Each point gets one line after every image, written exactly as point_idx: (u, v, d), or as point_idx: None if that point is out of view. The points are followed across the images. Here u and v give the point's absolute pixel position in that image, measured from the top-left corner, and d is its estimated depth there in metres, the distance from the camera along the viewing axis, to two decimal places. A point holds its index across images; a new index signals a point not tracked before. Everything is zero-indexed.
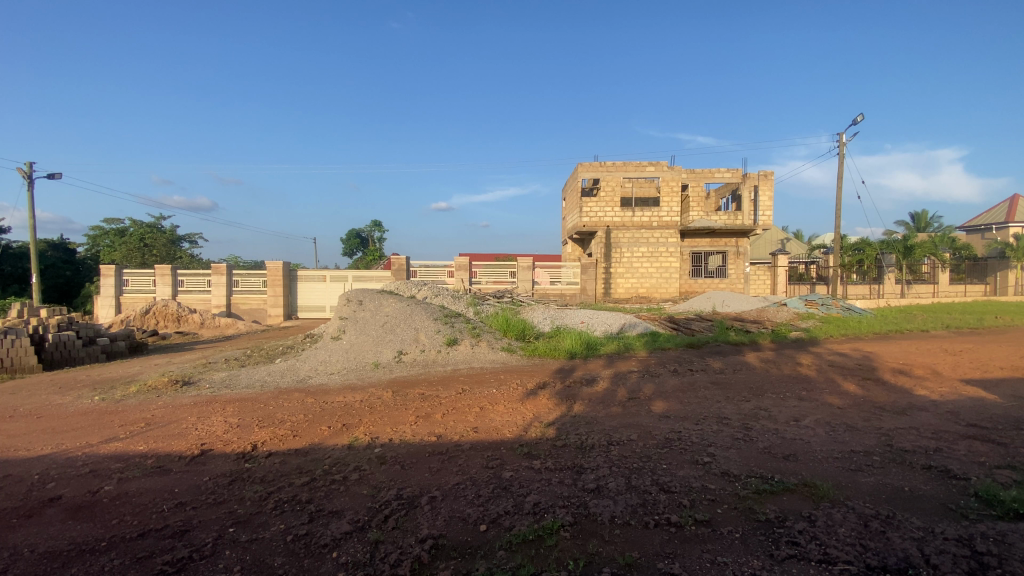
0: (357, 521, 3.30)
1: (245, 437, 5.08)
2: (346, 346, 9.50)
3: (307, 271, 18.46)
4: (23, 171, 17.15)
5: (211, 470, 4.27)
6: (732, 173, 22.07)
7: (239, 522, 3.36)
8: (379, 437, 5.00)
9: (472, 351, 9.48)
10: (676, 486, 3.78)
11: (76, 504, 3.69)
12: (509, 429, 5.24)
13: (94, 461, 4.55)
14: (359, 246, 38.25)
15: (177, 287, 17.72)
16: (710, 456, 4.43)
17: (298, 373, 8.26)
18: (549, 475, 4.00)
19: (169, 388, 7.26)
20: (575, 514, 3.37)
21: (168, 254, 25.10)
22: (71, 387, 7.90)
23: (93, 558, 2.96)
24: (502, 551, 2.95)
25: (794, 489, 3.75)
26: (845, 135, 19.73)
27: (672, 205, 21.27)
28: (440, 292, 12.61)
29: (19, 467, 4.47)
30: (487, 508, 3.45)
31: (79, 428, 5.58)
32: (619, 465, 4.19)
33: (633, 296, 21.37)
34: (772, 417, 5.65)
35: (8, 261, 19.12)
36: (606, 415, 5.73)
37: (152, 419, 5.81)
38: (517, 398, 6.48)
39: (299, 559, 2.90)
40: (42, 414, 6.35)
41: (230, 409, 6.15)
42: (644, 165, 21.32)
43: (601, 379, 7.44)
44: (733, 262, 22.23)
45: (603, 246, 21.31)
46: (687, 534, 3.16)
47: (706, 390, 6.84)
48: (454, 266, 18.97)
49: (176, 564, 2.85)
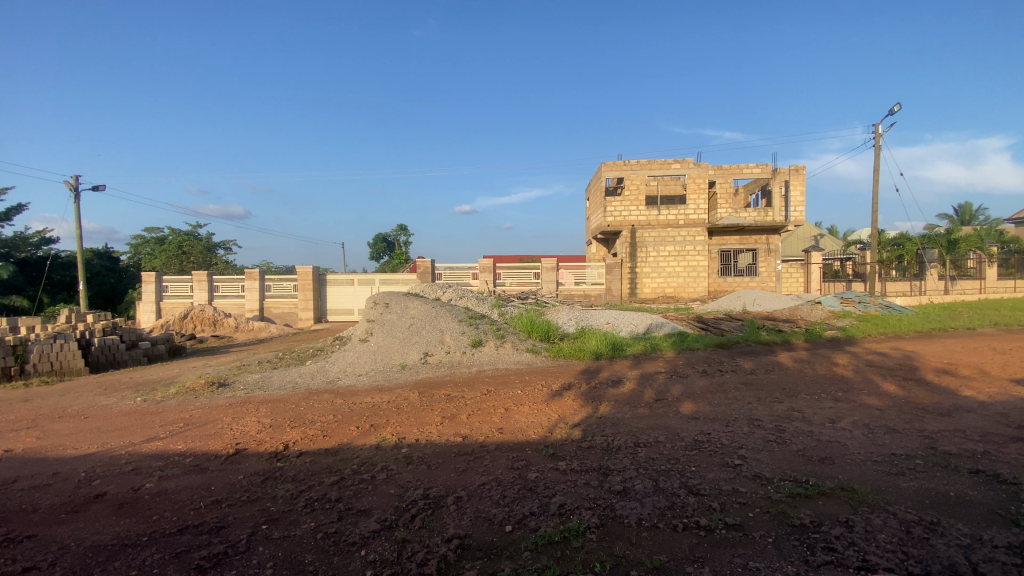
0: (385, 520, 3.35)
1: (276, 437, 5.22)
2: (374, 348, 9.67)
3: (336, 275, 18.91)
4: (69, 184, 17.80)
5: (246, 468, 4.41)
6: (762, 169, 21.54)
7: (272, 519, 3.45)
8: (406, 437, 5.07)
9: (496, 352, 9.53)
10: (705, 489, 3.71)
11: (119, 500, 3.86)
12: (534, 430, 5.24)
13: (136, 459, 4.75)
14: (386, 250, 38.72)
15: (213, 292, 18.36)
16: (742, 458, 4.32)
17: (328, 375, 8.45)
18: (575, 476, 3.97)
19: (206, 390, 7.52)
20: (601, 516, 3.34)
21: (204, 261, 26.03)
22: (116, 389, 8.27)
23: (135, 552, 3.09)
24: (527, 552, 2.95)
25: (830, 493, 3.63)
26: (880, 125, 19.13)
27: (700, 202, 20.89)
28: (464, 294, 12.69)
29: (68, 465, 4.70)
30: (512, 508, 3.45)
31: (123, 428, 5.84)
32: (647, 467, 4.13)
33: (660, 297, 21.07)
34: (807, 418, 5.47)
35: (56, 270, 19.94)
36: (633, 416, 5.67)
37: (189, 420, 6.03)
38: (542, 398, 6.49)
39: (328, 556, 2.96)
40: (89, 414, 6.67)
41: (262, 409, 6.33)
42: (670, 163, 21.01)
43: (628, 380, 7.38)
44: (764, 260, 21.66)
45: (628, 245, 20.95)
46: (717, 537, 3.09)
47: (737, 391, 6.68)
48: (478, 267, 19.07)
49: (213, 559, 2.95)
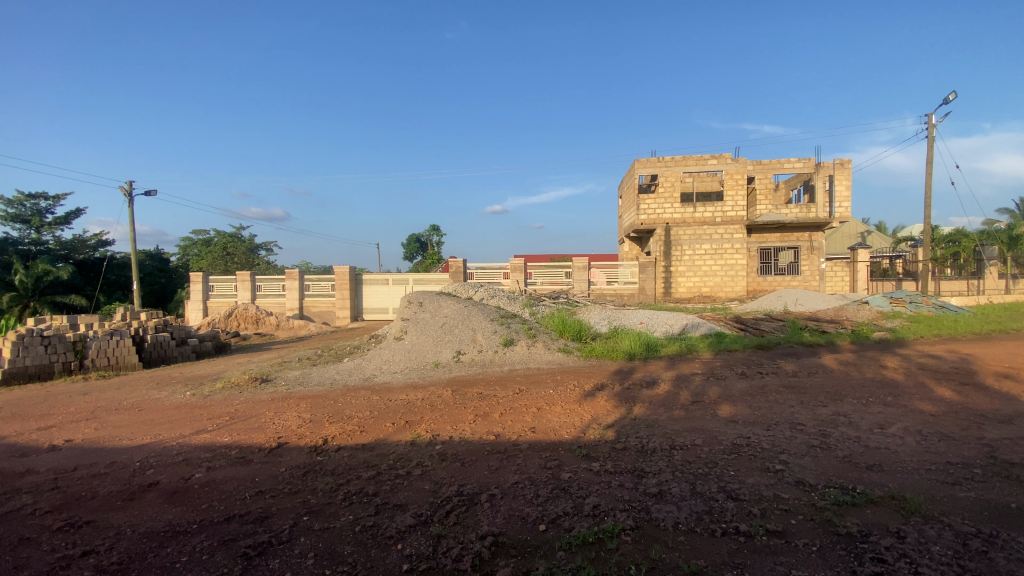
0: (420, 515, 3.40)
1: (316, 432, 5.38)
2: (408, 346, 9.83)
3: (372, 275, 19.34)
4: (124, 189, 18.85)
5: (288, 461, 4.57)
6: (804, 163, 20.77)
7: (312, 511, 3.55)
8: (440, 434, 5.14)
9: (528, 352, 9.53)
10: (745, 494, 3.60)
11: (171, 489, 4.07)
12: (567, 430, 5.20)
13: (186, 451, 4.99)
14: (420, 250, 39.30)
15: (256, 291, 19.06)
16: (783, 463, 4.17)
17: (365, 372, 8.65)
18: (609, 477, 3.93)
19: (249, 385, 7.82)
20: (636, 519, 3.29)
21: (247, 261, 27.09)
22: (167, 384, 8.70)
23: (185, 538, 3.24)
24: (561, 552, 2.94)
25: (878, 501, 3.47)
26: (933, 116, 18.19)
27: (737, 198, 20.32)
28: (495, 293, 12.74)
29: (124, 455, 4.99)
30: (546, 508, 3.45)
31: (173, 421, 6.14)
32: (683, 471, 4.05)
33: (696, 296, 20.60)
34: (853, 423, 5.24)
35: (112, 270, 21.18)
36: (669, 418, 5.56)
37: (234, 413, 6.29)
38: (575, 398, 6.45)
39: (366, 549, 3.03)
40: (143, 407, 7.06)
41: (302, 405, 6.55)
42: (706, 159, 20.52)
43: (663, 381, 7.23)
44: (806, 258, 20.86)
45: (662, 243, 20.55)
46: (758, 544, 2.99)
47: (778, 394, 6.46)
48: (510, 267, 19.11)
49: (259, 547, 3.07)
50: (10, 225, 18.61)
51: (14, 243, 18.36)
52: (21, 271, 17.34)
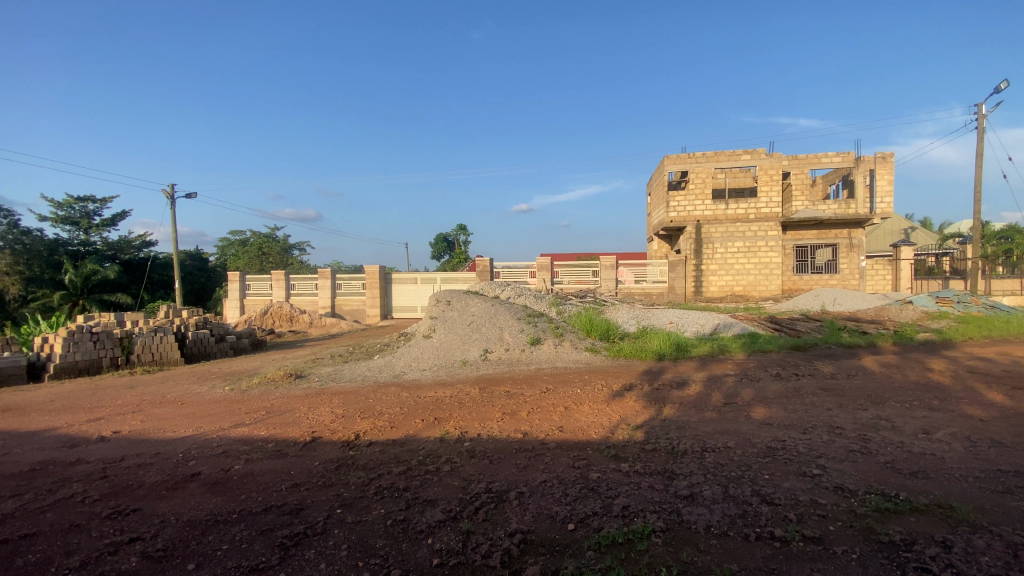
0: (450, 511, 3.44)
1: (348, 427, 5.50)
2: (436, 344, 9.95)
3: (401, 274, 19.64)
4: (167, 192, 19.68)
5: (322, 455, 4.69)
6: (843, 157, 20.02)
7: (345, 504, 3.64)
8: (468, 431, 5.18)
9: (555, 351, 9.49)
10: (781, 499, 3.50)
11: (212, 479, 4.23)
12: (595, 430, 5.17)
13: (225, 443, 5.18)
14: (447, 249, 39.66)
15: (290, 290, 19.59)
16: (821, 468, 4.04)
17: (394, 369, 8.80)
18: (638, 478, 3.89)
19: (284, 381, 8.06)
20: (666, 520, 3.25)
21: (281, 260, 27.91)
22: (207, 378, 9.06)
23: (226, 528, 3.37)
24: (590, 551, 2.92)
25: (923, 509, 3.32)
26: (983, 106, 17.29)
27: (772, 194, 19.75)
28: (522, 292, 12.77)
29: (168, 446, 5.22)
30: (575, 507, 3.44)
31: (213, 414, 6.39)
32: (715, 473, 3.96)
33: (728, 296, 20.13)
34: (896, 428, 5.03)
35: (155, 270, 22.17)
36: (700, 420, 5.45)
37: (270, 408, 6.50)
38: (603, 398, 6.40)
39: (397, 542, 3.08)
40: (185, 401, 7.37)
41: (335, 400, 6.71)
42: (739, 154, 20.02)
43: (694, 382, 7.08)
44: (845, 256, 20.13)
45: (692, 241, 20.15)
46: (794, 550, 2.91)
47: (815, 397, 6.25)
48: (536, 266, 19.09)
49: (295, 538, 3.17)
50: (61, 228, 19.70)
51: (65, 244, 19.37)
52: (71, 271, 18.25)
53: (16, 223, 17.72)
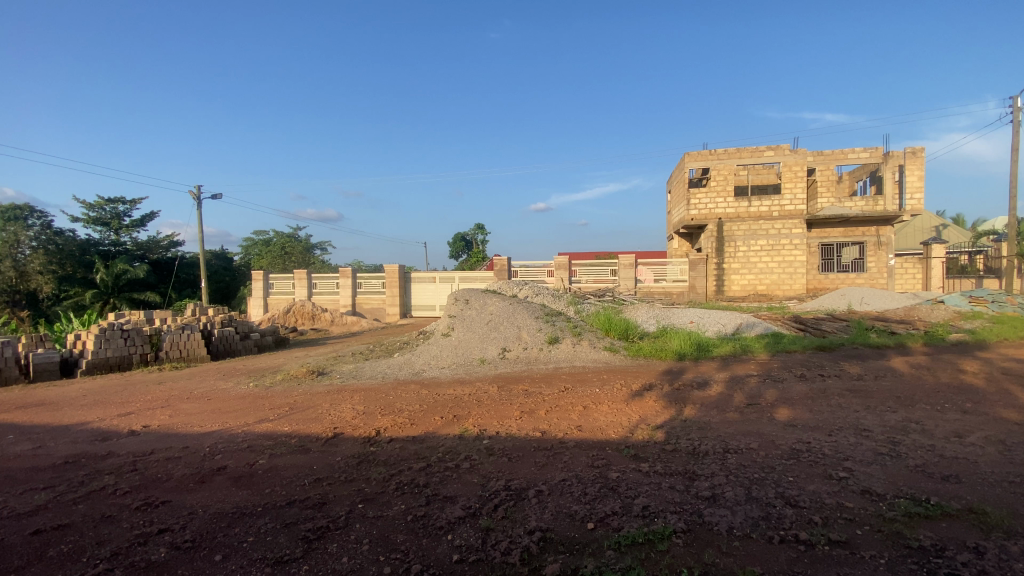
0: (469, 507, 3.46)
1: (369, 424, 5.57)
2: (455, 343, 10.00)
3: (420, 273, 19.80)
4: (194, 193, 20.19)
5: (343, 451, 4.77)
6: (870, 152, 19.49)
7: (367, 499, 3.69)
8: (487, 429, 5.20)
9: (573, 350, 9.46)
10: (805, 501, 3.43)
11: (238, 473, 4.33)
12: (615, 429, 5.13)
13: (250, 438, 5.30)
14: (465, 248, 39.83)
15: (312, 289, 19.92)
16: (847, 471, 3.94)
17: (414, 367, 8.87)
18: (659, 479, 3.85)
19: (306, 378, 8.21)
20: (688, 521, 3.21)
21: (303, 260, 28.39)
22: (233, 375, 9.28)
23: (252, 520, 3.45)
24: (610, 551, 2.91)
25: (955, 514, 3.21)
26: (1020, 98, 16.64)
27: (796, 191, 19.34)
28: (540, 291, 12.74)
29: (196, 441, 5.36)
30: (594, 506, 3.42)
31: (239, 410, 6.54)
32: (738, 475, 3.91)
33: (751, 295, 19.76)
34: (926, 431, 4.88)
35: (182, 269, 22.80)
36: (722, 420, 5.37)
37: (294, 404, 6.62)
38: (623, 398, 6.35)
39: (418, 538, 3.12)
40: (212, 396, 7.56)
41: (356, 397, 6.80)
42: (762, 150, 19.64)
43: (715, 382, 6.98)
44: (873, 254, 19.60)
45: (714, 239, 19.84)
46: (820, 554, 2.85)
47: (841, 398, 6.10)
48: (554, 265, 19.03)
49: (319, 531, 3.23)
50: (93, 229, 20.33)
51: (96, 244, 20.03)
52: (102, 270, 18.80)
53: (51, 224, 18.34)
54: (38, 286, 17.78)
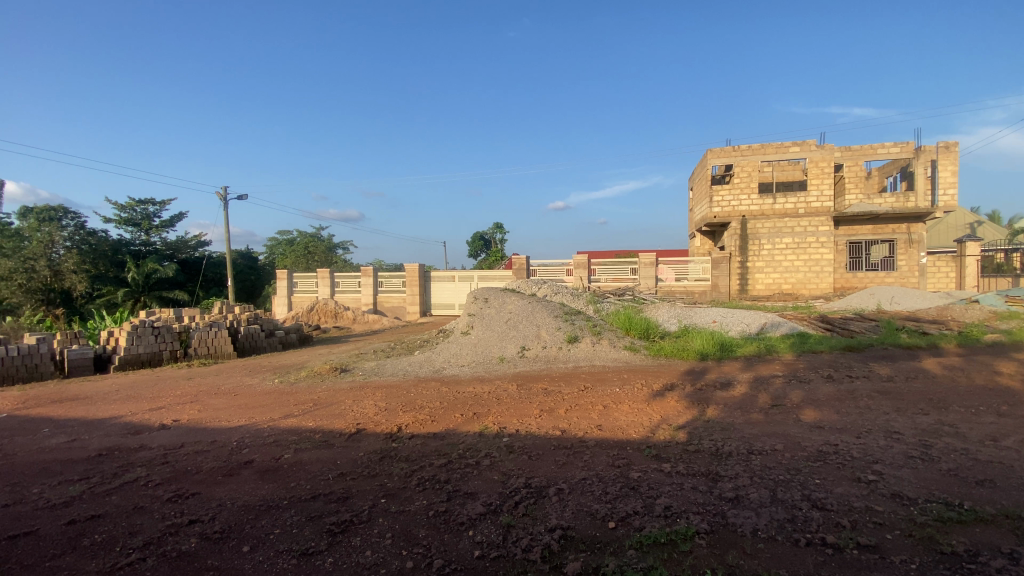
0: (490, 504, 3.48)
1: (390, 420, 5.64)
2: (474, 341, 10.05)
3: (439, 272, 19.94)
4: (221, 194, 20.75)
5: (366, 446, 4.84)
6: (901, 147, 18.93)
7: (389, 494, 3.74)
8: (507, 427, 5.21)
9: (593, 349, 9.41)
10: (833, 504, 3.36)
11: (264, 467, 4.44)
12: (636, 429, 5.09)
13: (276, 433, 5.41)
14: (483, 247, 39.96)
15: (334, 287, 20.22)
16: (876, 474, 3.84)
17: (434, 365, 8.95)
18: (681, 479, 3.81)
19: (330, 374, 8.36)
20: (711, 523, 3.17)
21: (326, 259, 28.86)
22: (259, 371, 9.50)
23: (278, 513, 3.53)
24: (632, 550, 2.89)
25: (990, 520, 3.10)
26: None
27: (823, 188, 18.89)
28: (559, 290, 12.72)
29: (223, 435, 5.50)
30: (615, 506, 3.40)
31: (264, 405, 6.69)
32: (762, 476, 3.84)
33: (776, 294, 19.36)
34: (960, 434, 4.71)
35: (209, 268, 23.42)
36: (746, 422, 5.27)
37: (317, 400, 6.75)
38: (643, 398, 6.29)
39: (440, 533, 3.14)
40: (239, 392, 7.76)
41: (378, 394, 6.89)
42: (787, 146, 19.24)
43: (739, 383, 6.86)
44: (903, 252, 19.04)
45: (737, 237, 19.51)
46: (848, 558, 2.78)
47: (870, 400, 5.94)
48: (573, 264, 18.95)
49: (342, 525, 3.28)
50: (124, 229, 21.01)
51: (128, 244, 20.69)
52: (133, 269, 19.53)
53: (84, 224, 18.88)
54: (72, 284, 18.28)
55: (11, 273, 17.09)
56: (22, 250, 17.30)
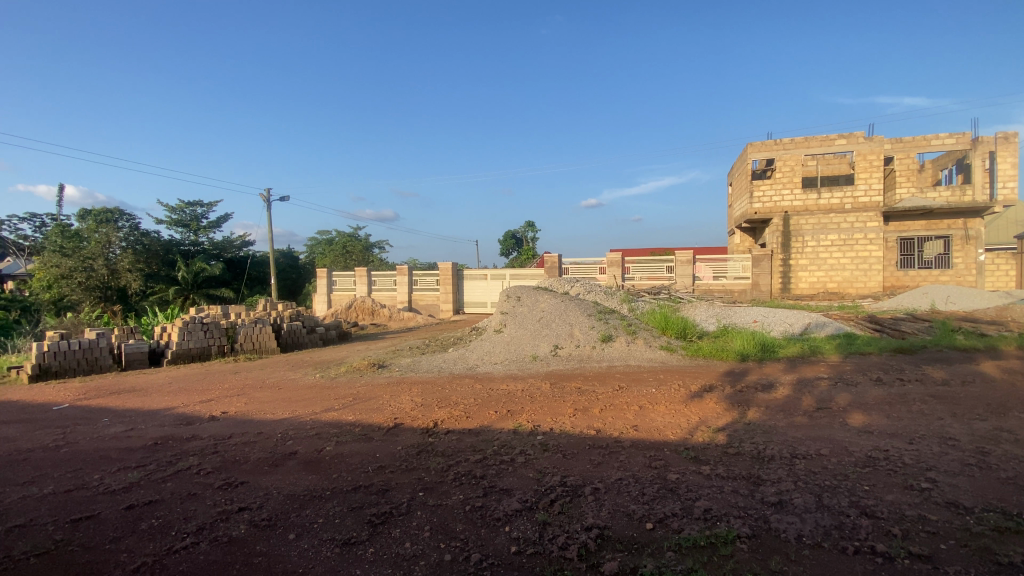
0: (526, 501, 3.50)
1: (426, 415, 5.75)
2: (507, 339, 10.10)
3: (472, 270, 20.10)
4: (263, 196, 21.54)
5: (403, 440, 4.94)
6: (957, 138, 17.88)
7: (427, 488, 3.81)
8: (541, 425, 5.23)
9: (628, 349, 9.29)
10: (883, 512, 3.21)
11: (307, 458, 4.59)
12: (673, 430, 5.01)
13: (317, 426, 5.60)
14: (515, 246, 40.09)
15: (371, 285, 20.68)
16: (930, 482, 3.64)
17: (468, 362, 9.05)
18: (721, 482, 3.73)
19: (368, 370, 8.57)
20: (753, 527, 3.09)
21: (363, 258, 29.56)
22: (301, 366, 9.83)
23: (321, 503, 3.65)
24: (671, 552, 2.86)
25: None
26: None
27: (872, 182, 18.05)
28: (592, 288, 12.61)
29: (268, 427, 5.73)
30: (652, 507, 3.36)
31: (306, 399, 6.93)
32: (806, 481, 3.71)
33: (820, 293, 18.62)
34: (1023, 442, 4.42)
35: (253, 267, 24.40)
36: (789, 425, 5.10)
37: (356, 395, 6.93)
38: (680, 399, 6.18)
39: (477, 528, 3.19)
40: (282, 386, 8.05)
41: (414, 389, 7.03)
42: (833, 138, 18.47)
43: (781, 385, 6.64)
44: (959, 249, 17.99)
45: (779, 234, 18.85)
46: (899, 568, 2.66)
47: (923, 405, 5.63)
48: (606, 262, 18.75)
49: (383, 516, 3.37)
50: (175, 230, 22.07)
51: (178, 244, 21.77)
52: (183, 268, 20.58)
53: (138, 226, 19.93)
54: (127, 282, 19.27)
55: (71, 272, 18.03)
56: (81, 251, 18.26)
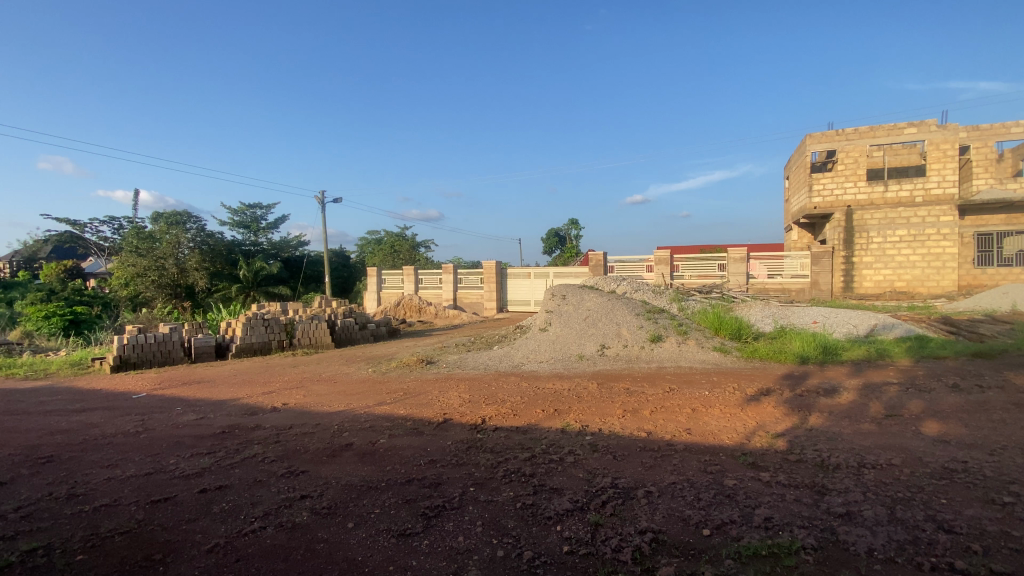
0: (577, 501, 3.48)
1: (475, 412, 5.82)
2: (553, 337, 10.05)
3: (516, 268, 20.16)
4: (318, 198, 22.50)
5: (453, 435, 5.03)
6: None
7: (478, 483, 3.86)
8: (590, 425, 5.17)
9: (678, 349, 9.04)
10: (963, 527, 2.98)
11: (362, 450, 4.76)
12: (729, 435, 4.84)
13: (370, 419, 5.78)
14: (558, 245, 39.91)
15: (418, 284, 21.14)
16: (1016, 496, 3.35)
17: (514, 360, 9.09)
18: (782, 490, 3.57)
19: (417, 366, 8.76)
20: (818, 538, 2.95)
21: (410, 257, 30.26)
22: (354, 361, 10.19)
23: (376, 494, 3.77)
24: (730, 560, 2.76)
25: None
26: None
27: (945, 172, 16.78)
28: (640, 287, 12.35)
29: (324, 419, 5.96)
30: (709, 513, 3.26)
31: (359, 393, 7.17)
32: (875, 491, 3.50)
33: (887, 293, 17.44)
34: None
35: (308, 266, 25.50)
36: (855, 432, 4.81)
37: (406, 390, 7.10)
38: (736, 402, 5.95)
39: (528, 525, 3.20)
40: (337, 380, 8.37)
41: (462, 386, 7.13)
42: (901, 127, 17.27)
43: (846, 389, 6.27)
44: None
45: (841, 229, 17.80)
46: None
47: (1008, 414, 5.17)
48: (653, 260, 18.31)
49: (436, 509, 3.45)
50: (237, 231, 23.38)
51: (240, 244, 23.07)
52: (245, 267, 21.79)
53: (204, 227, 21.29)
54: (195, 280, 20.59)
55: (146, 271, 19.51)
56: (155, 251, 19.70)
